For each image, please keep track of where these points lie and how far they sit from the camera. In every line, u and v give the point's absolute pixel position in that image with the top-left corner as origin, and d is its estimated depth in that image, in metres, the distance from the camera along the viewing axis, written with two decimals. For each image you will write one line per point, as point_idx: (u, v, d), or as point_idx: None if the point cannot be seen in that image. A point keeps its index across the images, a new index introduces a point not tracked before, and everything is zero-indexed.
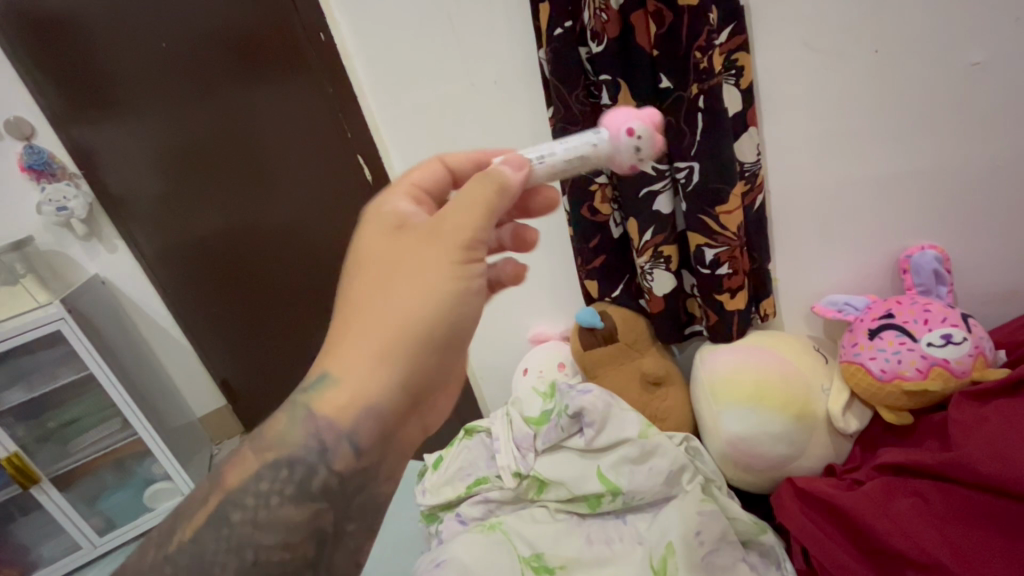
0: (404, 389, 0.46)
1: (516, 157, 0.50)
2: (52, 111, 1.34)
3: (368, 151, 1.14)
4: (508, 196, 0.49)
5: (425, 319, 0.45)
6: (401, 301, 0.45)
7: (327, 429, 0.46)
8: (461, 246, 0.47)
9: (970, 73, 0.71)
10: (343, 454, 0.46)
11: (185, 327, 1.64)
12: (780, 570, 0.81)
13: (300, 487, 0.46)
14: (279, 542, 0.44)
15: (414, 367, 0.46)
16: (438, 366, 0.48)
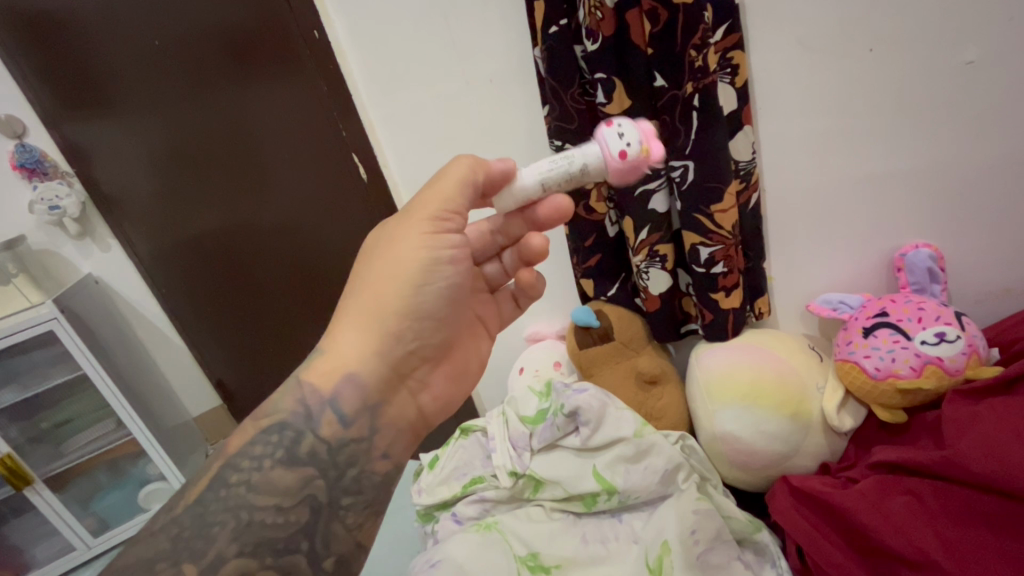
0: (384, 347, 0.57)
1: (505, 164, 0.57)
2: (44, 109, 1.33)
3: (363, 148, 1.13)
4: (483, 176, 0.57)
5: (400, 283, 0.56)
6: (382, 269, 0.56)
7: (312, 395, 0.55)
8: (431, 219, 0.57)
9: (964, 72, 0.71)
10: (328, 421, 0.54)
11: (179, 327, 1.64)
12: (775, 568, 0.81)
13: (289, 454, 0.53)
14: (271, 503, 0.51)
15: (395, 330, 0.57)
16: (415, 333, 0.58)
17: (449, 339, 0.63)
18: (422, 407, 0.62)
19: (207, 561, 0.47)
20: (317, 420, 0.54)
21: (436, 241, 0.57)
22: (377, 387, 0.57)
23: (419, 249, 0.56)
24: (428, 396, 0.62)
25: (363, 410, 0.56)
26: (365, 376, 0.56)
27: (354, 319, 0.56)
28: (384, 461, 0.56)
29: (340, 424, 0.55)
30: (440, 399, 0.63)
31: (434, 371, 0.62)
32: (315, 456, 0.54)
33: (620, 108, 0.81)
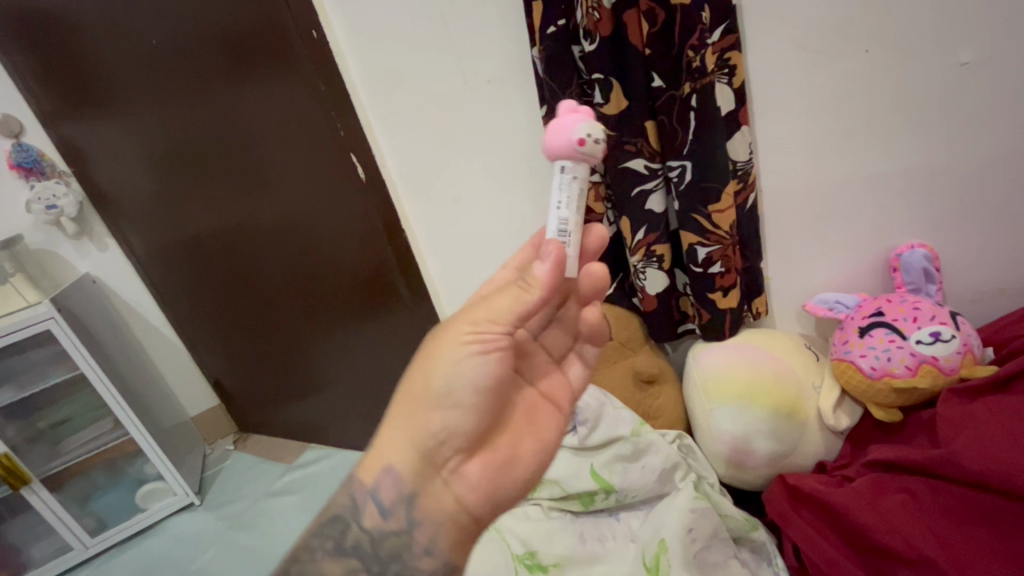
0: (417, 442, 0.55)
1: (549, 262, 0.51)
2: (43, 110, 1.38)
3: (361, 147, 1.10)
4: (534, 293, 0.52)
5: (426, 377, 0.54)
6: (420, 368, 0.55)
7: (359, 488, 0.56)
8: (471, 322, 0.54)
9: (959, 73, 0.72)
10: (371, 513, 0.55)
11: (179, 325, 1.68)
12: (771, 566, 0.82)
13: (338, 543, 0.54)
14: None
15: (427, 425, 0.54)
16: (445, 424, 0.54)
17: (489, 427, 0.58)
18: (461, 500, 0.56)
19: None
20: (361, 511, 0.55)
21: (469, 341, 0.54)
22: (410, 476, 0.54)
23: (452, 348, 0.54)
24: (461, 481, 0.56)
25: (400, 501, 0.54)
26: (401, 468, 0.54)
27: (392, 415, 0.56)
28: (426, 557, 0.54)
29: (382, 515, 0.54)
30: (480, 493, 0.56)
31: (471, 462, 0.57)
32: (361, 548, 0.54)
33: (617, 107, 0.81)
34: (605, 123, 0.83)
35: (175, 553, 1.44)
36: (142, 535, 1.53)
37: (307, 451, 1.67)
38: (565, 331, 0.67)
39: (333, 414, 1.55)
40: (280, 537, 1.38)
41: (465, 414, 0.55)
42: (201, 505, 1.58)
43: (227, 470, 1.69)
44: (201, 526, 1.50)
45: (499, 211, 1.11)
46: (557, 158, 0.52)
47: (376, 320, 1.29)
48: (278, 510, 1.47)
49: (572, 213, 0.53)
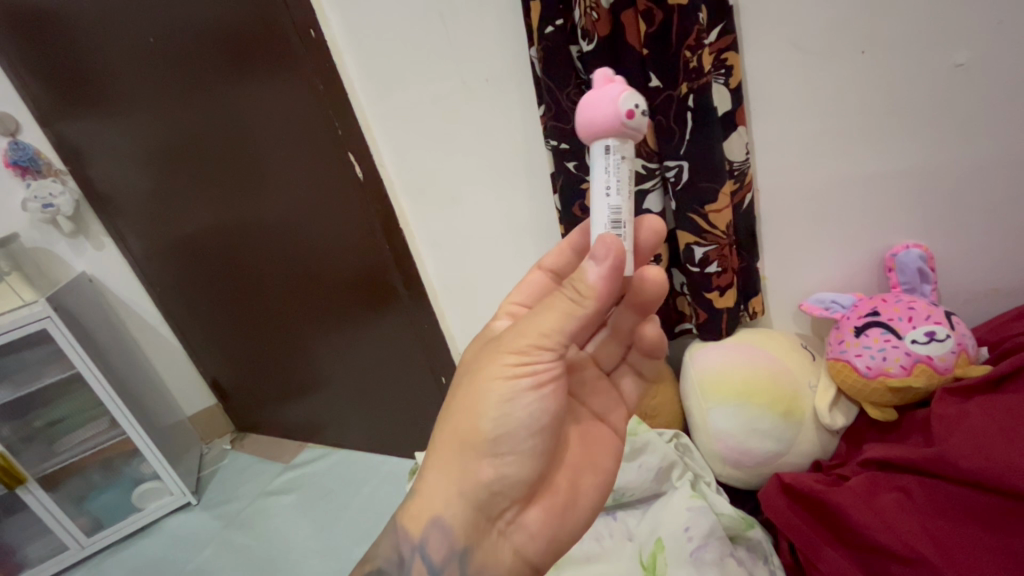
0: (471, 495, 0.58)
1: (603, 262, 0.50)
2: (39, 107, 1.37)
3: (358, 146, 1.10)
4: (585, 300, 0.52)
5: (472, 433, 0.57)
6: (467, 418, 0.57)
7: (406, 541, 0.61)
8: (515, 355, 0.55)
9: (954, 74, 0.72)
10: (419, 565, 0.59)
11: (175, 324, 1.67)
12: (768, 564, 0.82)
13: None
14: None
15: (479, 478, 0.58)
16: (497, 473, 0.58)
17: (542, 473, 0.61)
18: (518, 548, 0.60)
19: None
20: (410, 564, 0.60)
21: (514, 377, 0.56)
22: (465, 532, 0.58)
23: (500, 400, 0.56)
24: (518, 531, 0.60)
25: (452, 556, 0.58)
26: (452, 520, 0.58)
27: (440, 467, 0.60)
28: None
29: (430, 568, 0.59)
30: (540, 539, 0.60)
31: (528, 509, 0.61)
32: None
33: None
34: None
35: (171, 552, 1.44)
36: (139, 534, 1.53)
37: (305, 451, 1.67)
38: (616, 344, 0.70)
39: (332, 413, 1.55)
40: (276, 536, 1.38)
41: (517, 464, 0.58)
42: (198, 504, 1.58)
43: (224, 470, 1.69)
44: (197, 525, 1.50)
45: (497, 210, 1.11)
46: (598, 135, 0.50)
47: (374, 319, 1.29)
48: (275, 510, 1.47)
49: (623, 200, 0.51)
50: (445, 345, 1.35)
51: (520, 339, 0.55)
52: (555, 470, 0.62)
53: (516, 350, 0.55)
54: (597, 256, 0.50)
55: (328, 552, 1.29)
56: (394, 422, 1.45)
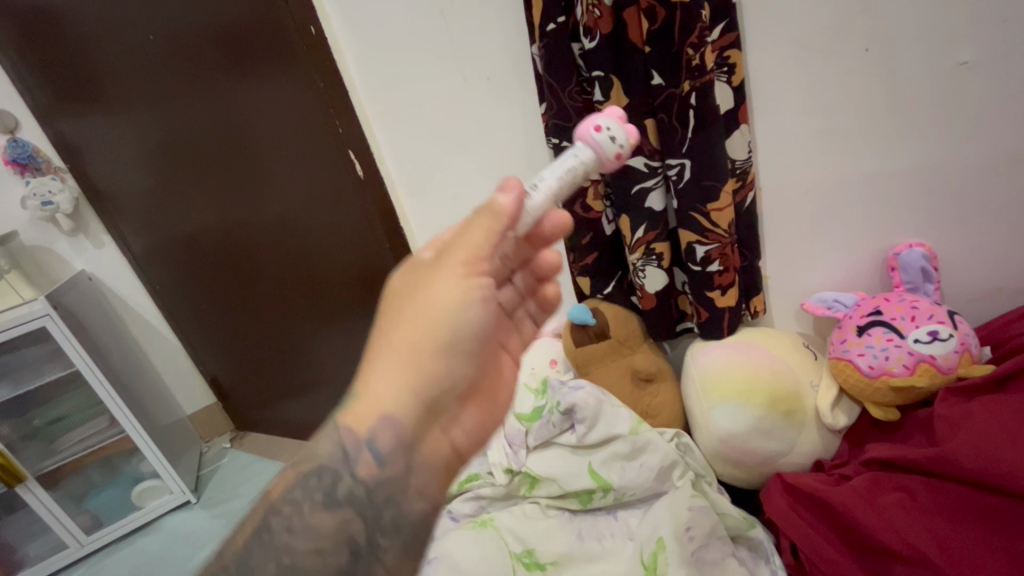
0: (421, 392, 0.53)
1: (512, 192, 0.52)
2: (39, 104, 1.36)
3: (358, 144, 1.10)
4: (503, 223, 0.52)
5: (427, 329, 0.52)
6: (420, 315, 0.52)
7: (349, 438, 0.52)
8: (472, 251, 0.53)
9: (958, 72, 0.72)
10: (367, 461, 0.51)
11: (175, 321, 1.66)
12: (769, 564, 0.82)
13: (327, 494, 0.51)
14: (315, 548, 0.49)
15: (433, 374, 0.53)
16: (448, 372, 0.54)
17: (481, 374, 0.58)
18: (456, 443, 0.56)
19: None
20: (354, 460, 0.52)
21: (473, 273, 0.53)
22: (413, 428, 0.52)
23: (454, 296, 0.52)
24: (452, 428, 0.56)
25: (400, 449, 0.52)
26: (402, 416, 0.52)
27: (388, 361, 0.52)
28: (420, 501, 0.52)
29: (377, 463, 0.51)
30: (476, 436, 0.58)
31: (466, 408, 0.58)
32: (352, 500, 0.51)
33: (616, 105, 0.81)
34: None
35: (170, 551, 1.43)
36: (138, 534, 1.53)
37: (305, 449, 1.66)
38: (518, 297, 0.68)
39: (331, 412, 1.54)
40: None
41: (465, 364, 0.55)
42: (198, 503, 1.58)
43: (224, 469, 1.69)
44: (196, 524, 1.50)
45: None
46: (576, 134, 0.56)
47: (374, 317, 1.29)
48: None
49: (553, 177, 0.54)
50: None
51: (467, 255, 0.53)
52: (491, 376, 0.60)
53: (470, 248, 0.53)
54: (507, 187, 0.52)
55: None
56: None
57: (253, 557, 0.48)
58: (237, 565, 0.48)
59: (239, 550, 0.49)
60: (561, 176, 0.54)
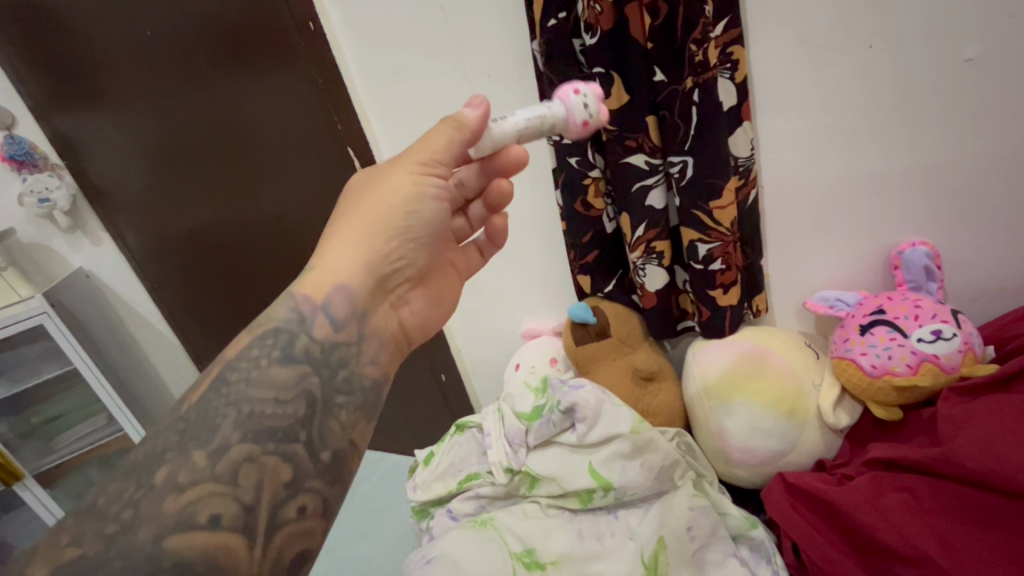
0: (374, 265, 0.58)
1: (479, 107, 0.57)
2: (36, 101, 1.33)
3: (357, 141, 1.10)
4: (463, 134, 0.57)
5: (387, 213, 0.58)
6: (375, 202, 0.58)
7: (304, 304, 0.54)
8: (424, 153, 0.59)
9: (963, 69, 0.71)
10: (323, 325, 0.54)
11: (174, 324, 1.62)
12: (770, 564, 0.81)
13: (284, 351, 0.51)
14: (272, 396, 0.48)
15: (386, 253, 0.59)
16: (399, 255, 0.60)
17: (429, 265, 0.65)
18: (404, 321, 0.63)
19: (215, 446, 0.45)
20: (311, 323, 0.54)
21: (425, 173, 0.59)
22: (365, 295, 0.57)
23: (411, 186, 0.58)
24: (401, 308, 0.63)
25: (354, 316, 0.56)
26: (356, 286, 0.56)
27: (348, 234, 0.58)
28: (372, 365, 0.56)
29: (333, 326, 0.54)
30: (422, 315, 0.65)
31: (414, 290, 0.64)
32: (309, 359, 0.52)
33: (618, 102, 0.80)
34: (606, 117, 0.82)
35: None
36: None
37: None
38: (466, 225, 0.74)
39: None
40: None
41: (416, 251, 0.61)
42: None
43: None
44: None
45: None
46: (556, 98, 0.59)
47: None
48: None
49: (523, 116, 0.57)
50: (446, 342, 1.33)
51: (425, 153, 0.59)
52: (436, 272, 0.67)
53: (432, 148, 0.58)
54: (473, 103, 0.57)
55: None
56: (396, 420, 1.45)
57: (210, 409, 0.46)
58: (191, 418, 0.46)
59: (195, 403, 0.47)
60: (528, 118, 0.57)
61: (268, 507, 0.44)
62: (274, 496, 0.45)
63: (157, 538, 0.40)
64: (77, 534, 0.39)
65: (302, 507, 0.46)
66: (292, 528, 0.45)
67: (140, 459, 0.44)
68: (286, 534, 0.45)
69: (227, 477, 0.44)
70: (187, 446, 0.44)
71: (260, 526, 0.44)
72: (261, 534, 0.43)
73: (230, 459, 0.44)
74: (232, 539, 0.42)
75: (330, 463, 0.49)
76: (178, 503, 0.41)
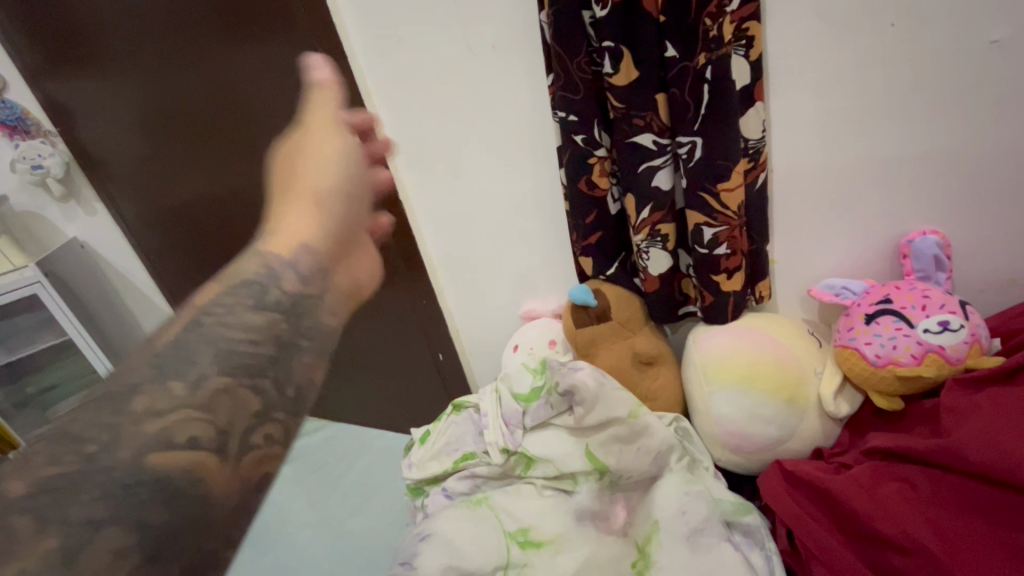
0: (325, 226, 0.53)
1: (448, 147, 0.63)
2: (27, 65, 1.31)
3: (358, 113, 1.05)
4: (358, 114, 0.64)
5: (321, 174, 0.55)
6: (300, 171, 0.55)
7: (273, 260, 0.48)
8: (332, 112, 0.58)
9: (988, 52, 0.69)
10: (291, 278, 0.48)
11: (168, 296, 1.61)
12: (763, 550, 0.80)
13: (259, 299, 0.45)
14: (245, 334, 0.43)
15: (333, 214, 0.55)
16: (343, 210, 0.56)
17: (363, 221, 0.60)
18: (364, 282, 0.56)
19: (191, 377, 0.39)
20: (280, 278, 0.47)
21: (338, 128, 0.58)
22: (325, 249, 0.52)
23: (333, 137, 0.57)
24: (362, 270, 0.57)
25: (319, 270, 0.50)
26: (319, 244, 0.51)
27: (294, 207, 0.53)
28: (331, 317, 0.49)
29: (302, 279, 0.48)
30: (375, 275, 0.58)
31: (361, 251, 0.58)
32: (280, 307, 0.46)
33: (627, 78, 0.77)
34: (614, 94, 0.79)
35: None
36: None
37: None
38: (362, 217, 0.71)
39: None
40: (270, 506, 1.39)
41: (353, 206, 0.57)
42: None
43: None
44: None
45: (498, 186, 1.07)
46: None
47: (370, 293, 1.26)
48: None
49: None
50: (443, 321, 1.32)
51: (326, 109, 0.58)
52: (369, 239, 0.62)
53: (329, 103, 0.59)
54: (316, 63, 0.59)
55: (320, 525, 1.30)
56: (394, 397, 1.45)
57: (185, 343, 0.41)
58: (165, 352, 0.41)
59: (172, 338, 0.42)
60: None
61: (239, 436, 0.40)
62: (245, 425, 0.41)
63: (136, 457, 0.36)
64: (54, 453, 0.35)
65: (269, 436, 0.42)
66: (260, 456, 0.41)
67: (109, 391, 0.38)
68: (254, 459, 0.41)
69: (205, 406, 0.39)
70: (165, 375, 0.39)
71: (233, 449, 0.40)
72: (233, 460, 0.39)
73: (206, 388, 0.39)
74: (208, 461, 0.38)
75: (296, 398, 0.44)
76: (155, 426, 0.37)
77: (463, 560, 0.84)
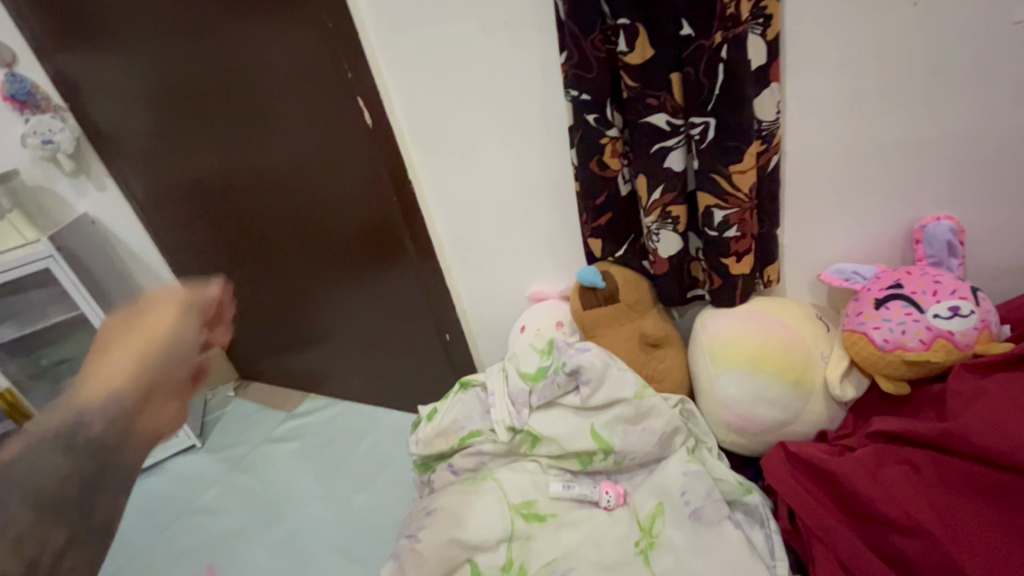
0: (142, 377, 0.48)
1: None
2: (40, 40, 1.34)
3: (367, 92, 1.03)
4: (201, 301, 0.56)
5: (151, 344, 0.49)
6: (127, 330, 0.50)
7: (80, 411, 0.44)
8: (186, 310, 0.54)
9: (1013, 33, 0.67)
10: (99, 423, 0.44)
11: (179, 268, 1.67)
12: (764, 528, 0.81)
13: (67, 445, 0.42)
14: (35, 488, 0.39)
15: (158, 375, 0.49)
16: (170, 379, 0.49)
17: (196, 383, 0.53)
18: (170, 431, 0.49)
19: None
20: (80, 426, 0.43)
21: (185, 313, 0.54)
22: (133, 406, 0.46)
23: (173, 321, 0.52)
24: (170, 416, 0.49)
25: (117, 425, 0.45)
26: (124, 398, 0.46)
27: (108, 362, 0.48)
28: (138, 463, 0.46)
29: (104, 418, 0.44)
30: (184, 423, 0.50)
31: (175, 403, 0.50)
32: (87, 447, 0.43)
33: (641, 57, 0.76)
34: (628, 73, 0.78)
35: (175, 493, 1.47)
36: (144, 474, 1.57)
37: (306, 401, 1.70)
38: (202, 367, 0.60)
39: (332, 364, 1.58)
40: (279, 481, 1.41)
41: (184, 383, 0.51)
42: (202, 449, 1.61)
43: (227, 416, 1.73)
44: (201, 467, 1.54)
45: (507, 167, 1.07)
46: None
47: (379, 273, 1.27)
48: (277, 457, 1.50)
49: None
50: (451, 301, 1.32)
51: (163, 314, 0.52)
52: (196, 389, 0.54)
53: (179, 293, 0.54)
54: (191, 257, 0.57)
55: (328, 499, 1.32)
56: (401, 376, 1.47)
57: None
58: None
59: None
60: None
61: None
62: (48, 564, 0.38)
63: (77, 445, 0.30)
64: None
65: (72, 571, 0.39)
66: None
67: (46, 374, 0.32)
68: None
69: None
70: None
71: None
72: None
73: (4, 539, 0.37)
74: None
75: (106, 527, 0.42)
76: None
77: (467, 532, 0.86)
